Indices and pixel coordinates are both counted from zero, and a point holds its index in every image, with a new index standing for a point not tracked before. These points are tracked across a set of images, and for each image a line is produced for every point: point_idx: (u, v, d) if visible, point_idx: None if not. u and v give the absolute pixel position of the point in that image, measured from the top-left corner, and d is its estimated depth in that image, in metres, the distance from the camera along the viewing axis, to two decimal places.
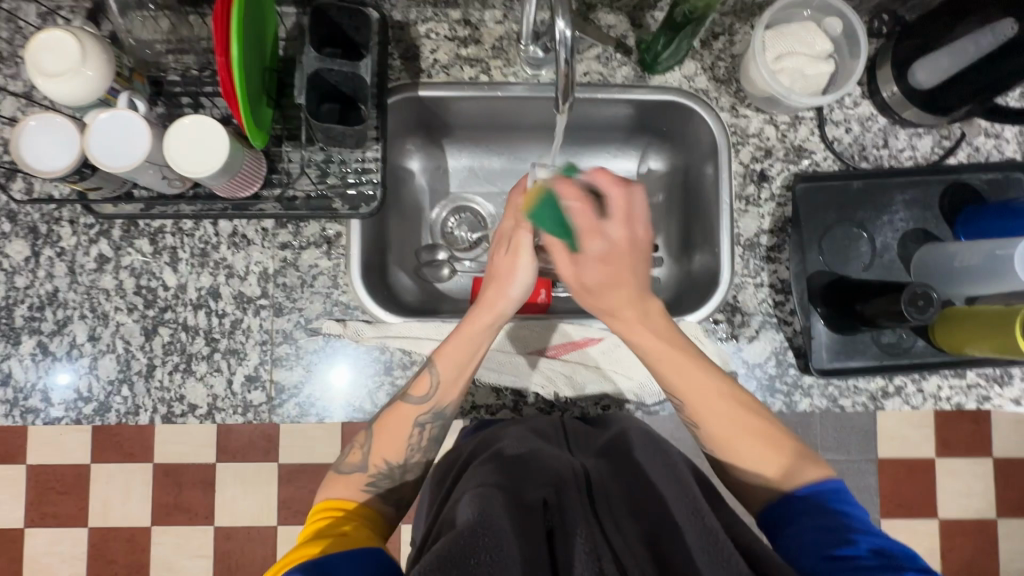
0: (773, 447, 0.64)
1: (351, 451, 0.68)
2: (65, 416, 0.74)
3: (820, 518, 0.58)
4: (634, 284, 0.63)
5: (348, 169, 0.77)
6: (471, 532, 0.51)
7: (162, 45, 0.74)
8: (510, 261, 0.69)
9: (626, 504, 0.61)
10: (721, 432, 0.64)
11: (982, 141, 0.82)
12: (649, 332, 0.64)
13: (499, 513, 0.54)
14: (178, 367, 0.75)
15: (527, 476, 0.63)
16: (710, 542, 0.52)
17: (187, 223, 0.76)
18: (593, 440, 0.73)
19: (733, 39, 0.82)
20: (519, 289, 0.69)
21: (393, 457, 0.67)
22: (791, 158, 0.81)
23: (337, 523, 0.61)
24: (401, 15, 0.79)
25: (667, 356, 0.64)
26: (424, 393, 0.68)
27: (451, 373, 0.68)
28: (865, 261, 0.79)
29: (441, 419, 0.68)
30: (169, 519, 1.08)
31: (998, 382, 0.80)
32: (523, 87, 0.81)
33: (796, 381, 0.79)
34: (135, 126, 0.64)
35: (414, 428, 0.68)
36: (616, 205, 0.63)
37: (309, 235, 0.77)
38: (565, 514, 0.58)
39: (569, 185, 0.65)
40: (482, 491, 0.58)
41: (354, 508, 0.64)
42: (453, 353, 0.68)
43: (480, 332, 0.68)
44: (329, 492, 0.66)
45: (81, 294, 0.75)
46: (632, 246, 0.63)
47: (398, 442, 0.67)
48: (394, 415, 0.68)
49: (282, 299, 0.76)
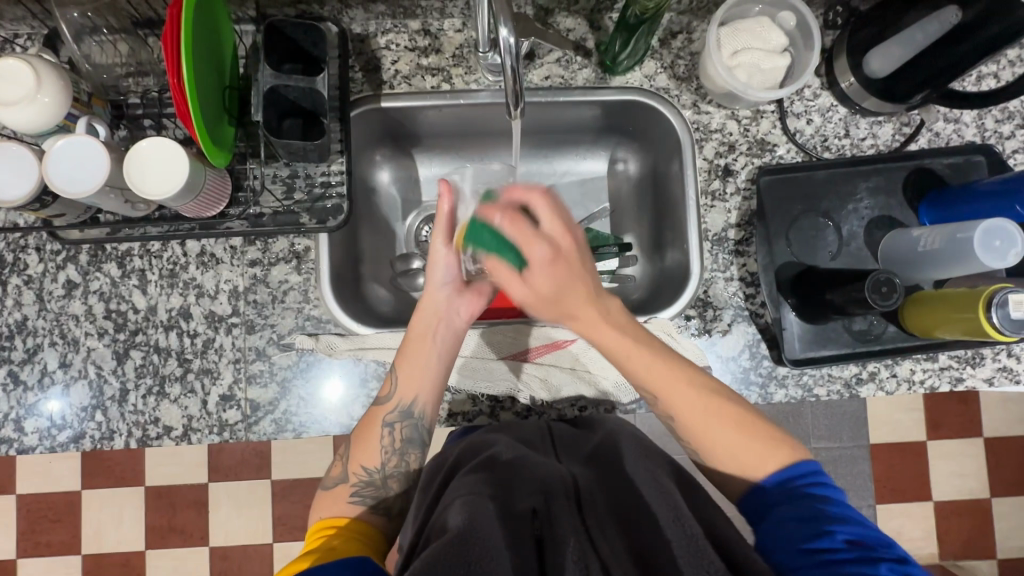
0: (763, 439, 0.63)
1: (334, 464, 0.69)
2: (39, 445, 0.73)
3: (797, 505, 0.57)
4: (587, 285, 0.62)
5: (314, 183, 0.77)
6: (461, 540, 0.51)
7: (122, 69, 0.75)
8: (439, 253, 0.71)
9: (610, 509, 0.63)
10: (699, 423, 0.64)
11: (942, 126, 0.83)
12: (610, 331, 0.63)
13: (489, 523, 0.55)
14: (151, 390, 0.75)
15: (515, 483, 0.64)
16: (693, 550, 0.52)
17: (154, 245, 0.76)
18: (579, 445, 0.73)
19: (691, 37, 0.82)
20: (441, 274, 0.71)
21: (367, 463, 0.67)
22: (754, 152, 0.82)
23: (330, 539, 0.60)
24: (360, 28, 0.80)
25: (630, 349, 0.63)
26: (387, 392, 0.70)
27: (406, 373, 0.69)
28: (832, 251, 0.80)
29: (410, 418, 0.69)
30: (162, 541, 1.07)
31: (970, 363, 0.80)
32: (486, 93, 0.81)
33: (771, 372, 0.80)
34: (93, 151, 0.64)
35: (384, 429, 0.69)
36: (541, 215, 0.62)
37: (278, 250, 0.77)
38: (553, 523, 0.60)
39: (492, 207, 0.64)
40: (471, 499, 0.58)
41: (345, 525, 0.63)
42: (405, 357, 0.70)
43: (425, 322, 0.71)
44: (319, 511, 0.65)
45: (50, 321, 0.75)
46: (571, 242, 0.63)
47: (371, 446, 0.68)
48: (368, 419, 0.70)
49: (253, 316, 0.76)
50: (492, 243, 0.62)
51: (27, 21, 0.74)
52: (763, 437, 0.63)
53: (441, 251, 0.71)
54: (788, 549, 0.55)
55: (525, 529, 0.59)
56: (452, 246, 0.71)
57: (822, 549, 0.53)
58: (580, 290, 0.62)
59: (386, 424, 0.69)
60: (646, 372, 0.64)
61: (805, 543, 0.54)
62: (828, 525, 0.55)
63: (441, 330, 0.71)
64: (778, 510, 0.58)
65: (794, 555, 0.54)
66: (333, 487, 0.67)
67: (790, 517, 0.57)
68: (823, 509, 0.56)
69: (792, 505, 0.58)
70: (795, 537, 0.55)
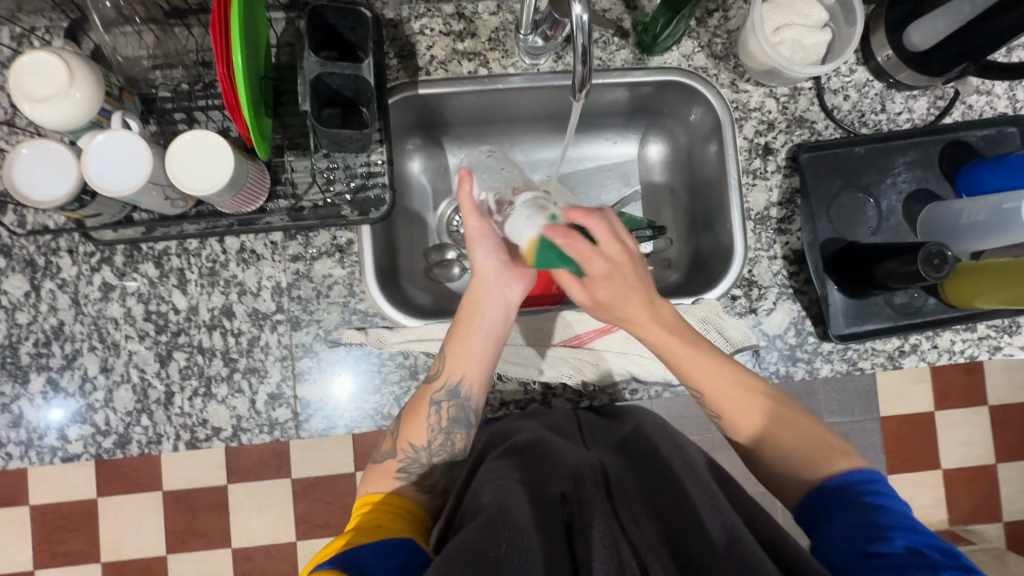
0: (804, 435, 0.64)
1: (383, 439, 0.69)
2: (84, 452, 0.71)
3: (856, 514, 0.55)
4: (642, 289, 0.67)
5: (354, 174, 0.75)
6: (491, 522, 0.51)
7: (149, 61, 0.72)
8: (475, 233, 0.72)
9: (642, 497, 0.62)
10: (741, 419, 0.66)
11: (975, 99, 0.84)
12: (657, 330, 0.67)
13: (519, 506, 0.55)
14: (197, 392, 0.73)
15: (543, 472, 0.65)
16: (732, 544, 0.50)
17: (192, 243, 0.74)
18: (608, 434, 0.73)
19: (727, 15, 0.82)
20: (483, 254, 0.71)
21: (416, 440, 0.67)
22: (793, 129, 0.82)
23: (371, 514, 0.61)
24: (393, 13, 0.77)
25: (674, 345, 0.67)
26: (436, 371, 0.69)
27: (455, 354, 0.68)
28: (873, 226, 0.80)
29: (457, 398, 0.68)
30: (186, 546, 1.06)
31: (1007, 331, 0.82)
32: (522, 77, 0.80)
33: (816, 348, 0.80)
34: (134, 146, 0.62)
35: (431, 408, 0.68)
36: (598, 232, 0.67)
37: (320, 244, 0.75)
38: (582, 507, 0.60)
39: (553, 225, 0.66)
40: (502, 483, 0.59)
41: (382, 499, 0.64)
42: (456, 338, 0.69)
43: (474, 300, 0.70)
44: (367, 485, 0.66)
45: (88, 325, 0.73)
46: (629, 257, 0.68)
47: (420, 424, 0.67)
48: (417, 399, 0.69)
49: (298, 312, 0.75)
50: (557, 260, 0.67)
51: (47, 13, 0.71)
52: (792, 431, 0.64)
53: (476, 228, 0.71)
54: (848, 555, 0.53)
55: (557, 515, 0.60)
56: (485, 222, 0.72)
57: (882, 553, 0.51)
58: (634, 298, 0.67)
59: (434, 403, 0.68)
60: (692, 367, 0.67)
61: (865, 547, 0.52)
62: (886, 530, 0.52)
63: (490, 309, 0.70)
64: (834, 518, 0.57)
65: (854, 560, 0.52)
66: (382, 462, 0.67)
67: (849, 523, 0.55)
68: (878, 519, 0.54)
69: (855, 514, 0.55)
70: (852, 541, 0.53)
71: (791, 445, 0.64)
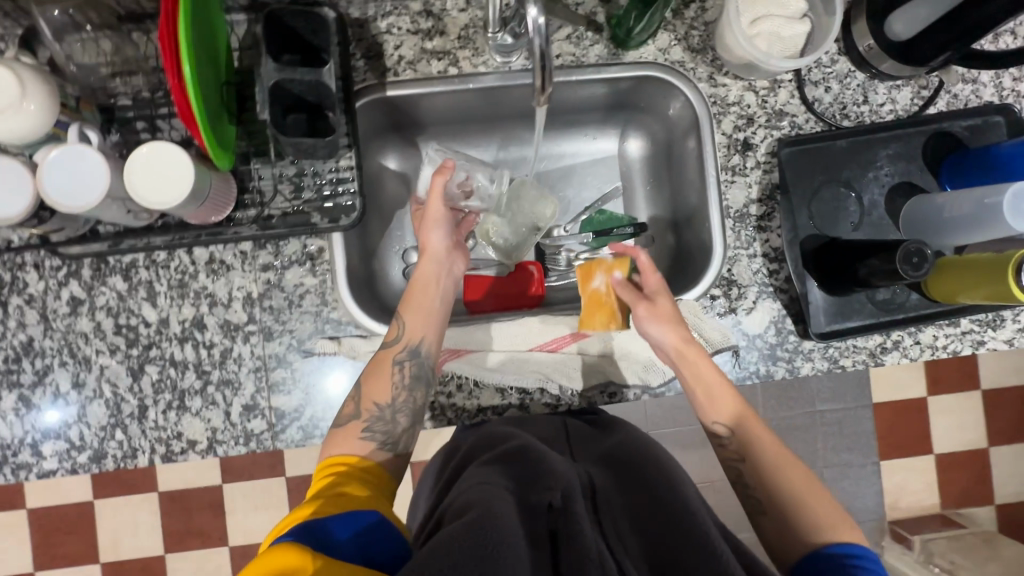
0: (816, 495, 0.64)
1: (344, 403, 0.68)
2: (60, 468, 0.71)
3: None
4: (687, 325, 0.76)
5: (323, 180, 0.73)
6: (478, 526, 0.49)
7: (108, 69, 0.70)
8: (435, 214, 0.76)
9: (623, 507, 0.61)
10: (766, 467, 0.66)
11: (960, 88, 0.82)
12: (705, 366, 0.70)
13: (507, 514, 0.52)
14: (171, 405, 0.73)
15: (530, 478, 0.62)
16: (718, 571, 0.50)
17: (160, 255, 0.73)
18: (595, 444, 0.74)
19: (704, 6, 0.79)
20: (440, 232, 0.76)
21: (381, 398, 0.67)
22: (773, 123, 0.80)
23: (341, 481, 0.60)
24: (359, 11, 0.75)
25: (716, 384, 0.70)
26: (395, 335, 0.70)
27: (415, 317, 0.71)
28: (855, 221, 0.79)
29: (419, 357, 0.70)
30: (185, 543, 1.21)
31: (991, 325, 0.81)
32: (494, 76, 0.78)
33: (797, 347, 0.79)
34: (90, 160, 0.60)
35: (395, 367, 0.69)
36: None
37: (291, 253, 0.74)
38: (568, 518, 0.54)
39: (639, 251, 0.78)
40: (488, 489, 0.57)
41: (355, 464, 0.63)
42: (415, 304, 0.72)
43: (430, 269, 0.74)
44: (331, 448, 0.65)
45: (58, 340, 0.72)
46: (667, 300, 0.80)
47: (383, 382, 0.68)
48: (377, 362, 0.69)
49: (270, 323, 0.74)
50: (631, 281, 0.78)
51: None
52: (802, 481, 0.65)
53: (440, 211, 0.76)
54: None
55: (541, 526, 0.56)
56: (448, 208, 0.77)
57: None
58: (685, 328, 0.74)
59: (396, 362, 0.69)
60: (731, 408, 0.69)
61: None
62: None
63: (443, 279, 0.75)
64: None
65: None
66: (347, 424, 0.66)
67: None
68: None
69: None
70: None
71: (804, 494, 0.64)
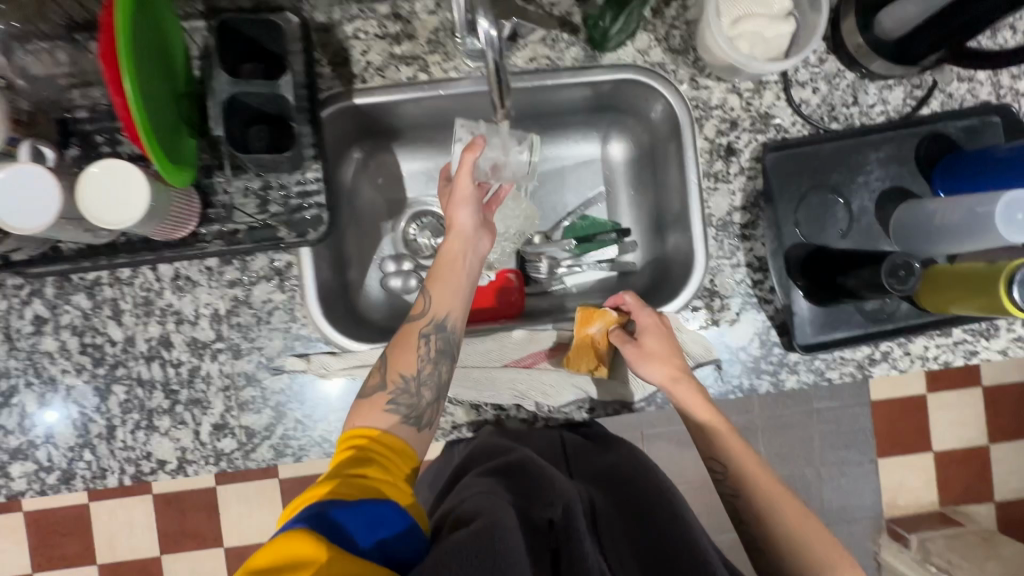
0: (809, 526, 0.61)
1: (370, 374, 0.63)
2: (28, 489, 0.70)
3: None
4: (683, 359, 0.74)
5: (290, 193, 0.71)
6: (488, 534, 0.47)
7: (66, 80, 0.68)
8: (462, 191, 0.73)
9: (623, 531, 0.61)
10: (761, 493, 0.64)
11: (955, 87, 0.78)
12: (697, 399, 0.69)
13: (515, 523, 0.50)
14: (139, 425, 0.71)
15: (533, 491, 0.60)
16: None
17: (124, 272, 0.71)
18: (594, 459, 0.73)
19: (686, 4, 0.76)
20: (470, 209, 0.73)
21: (408, 369, 0.63)
22: (757, 127, 0.77)
23: (359, 459, 0.56)
24: (324, 16, 0.72)
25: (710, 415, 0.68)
26: (423, 309, 0.66)
27: (444, 291, 0.68)
28: (843, 228, 0.76)
29: (445, 331, 0.66)
30: (178, 545, 1.21)
31: (985, 335, 0.78)
32: (467, 82, 0.75)
33: (782, 359, 0.77)
34: (40, 181, 0.58)
35: (420, 340, 0.65)
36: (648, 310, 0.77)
37: (258, 269, 0.72)
38: (569, 536, 0.54)
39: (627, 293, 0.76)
40: (490, 499, 0.55)
41: (377, 437, 0.59)
42: (443, 279, 0.69)
43: (456, 245, 0.72)
44: (353, 419, 0.61)
45: (23, 360, 0.71)
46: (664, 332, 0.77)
47: (411, 352, 0.64)
48: (401, 337, 0.65)
49: (238, 340, 0.72)
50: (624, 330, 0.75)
51: None
52: (800, 517, 0.61)
53: (467, 189, 0.73)
54: None
55: (543, 544, 0.55)
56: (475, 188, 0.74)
57: None
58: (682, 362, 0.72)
59: (422, 335, 0.65)
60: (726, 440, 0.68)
61: None
62: None
63: (468, 257, 0.72)
64: None
65: None
66: (371, 395, 0.61)
67: None
68: None
69: None
70: None
71: (799, 524, 0.61)
